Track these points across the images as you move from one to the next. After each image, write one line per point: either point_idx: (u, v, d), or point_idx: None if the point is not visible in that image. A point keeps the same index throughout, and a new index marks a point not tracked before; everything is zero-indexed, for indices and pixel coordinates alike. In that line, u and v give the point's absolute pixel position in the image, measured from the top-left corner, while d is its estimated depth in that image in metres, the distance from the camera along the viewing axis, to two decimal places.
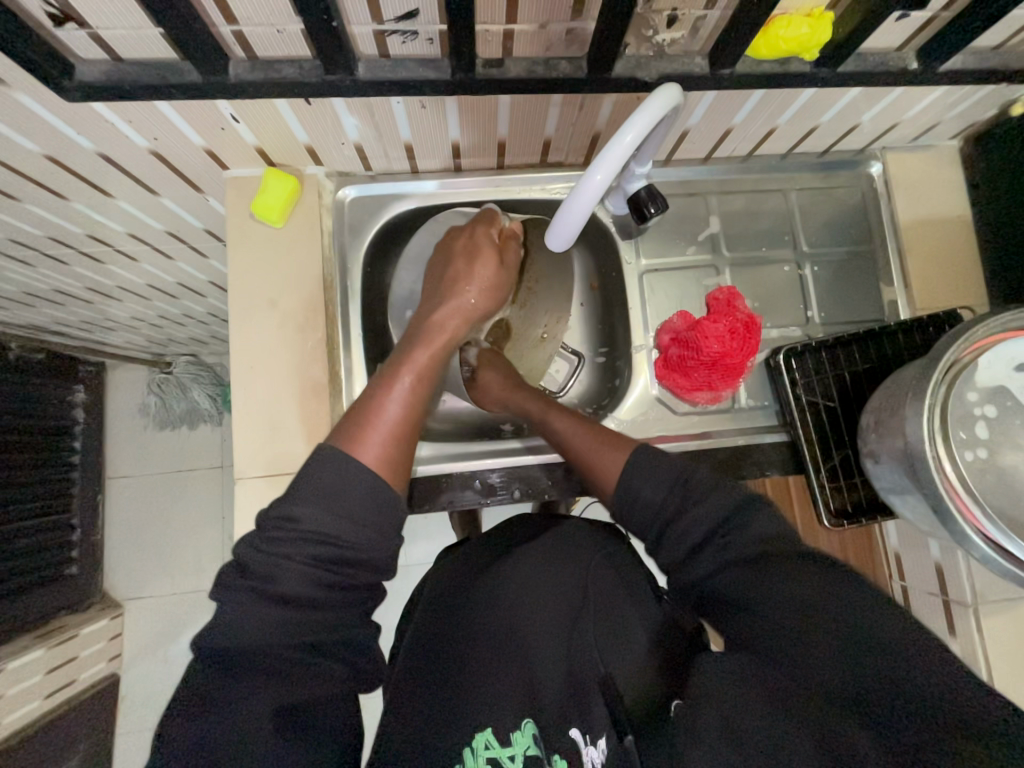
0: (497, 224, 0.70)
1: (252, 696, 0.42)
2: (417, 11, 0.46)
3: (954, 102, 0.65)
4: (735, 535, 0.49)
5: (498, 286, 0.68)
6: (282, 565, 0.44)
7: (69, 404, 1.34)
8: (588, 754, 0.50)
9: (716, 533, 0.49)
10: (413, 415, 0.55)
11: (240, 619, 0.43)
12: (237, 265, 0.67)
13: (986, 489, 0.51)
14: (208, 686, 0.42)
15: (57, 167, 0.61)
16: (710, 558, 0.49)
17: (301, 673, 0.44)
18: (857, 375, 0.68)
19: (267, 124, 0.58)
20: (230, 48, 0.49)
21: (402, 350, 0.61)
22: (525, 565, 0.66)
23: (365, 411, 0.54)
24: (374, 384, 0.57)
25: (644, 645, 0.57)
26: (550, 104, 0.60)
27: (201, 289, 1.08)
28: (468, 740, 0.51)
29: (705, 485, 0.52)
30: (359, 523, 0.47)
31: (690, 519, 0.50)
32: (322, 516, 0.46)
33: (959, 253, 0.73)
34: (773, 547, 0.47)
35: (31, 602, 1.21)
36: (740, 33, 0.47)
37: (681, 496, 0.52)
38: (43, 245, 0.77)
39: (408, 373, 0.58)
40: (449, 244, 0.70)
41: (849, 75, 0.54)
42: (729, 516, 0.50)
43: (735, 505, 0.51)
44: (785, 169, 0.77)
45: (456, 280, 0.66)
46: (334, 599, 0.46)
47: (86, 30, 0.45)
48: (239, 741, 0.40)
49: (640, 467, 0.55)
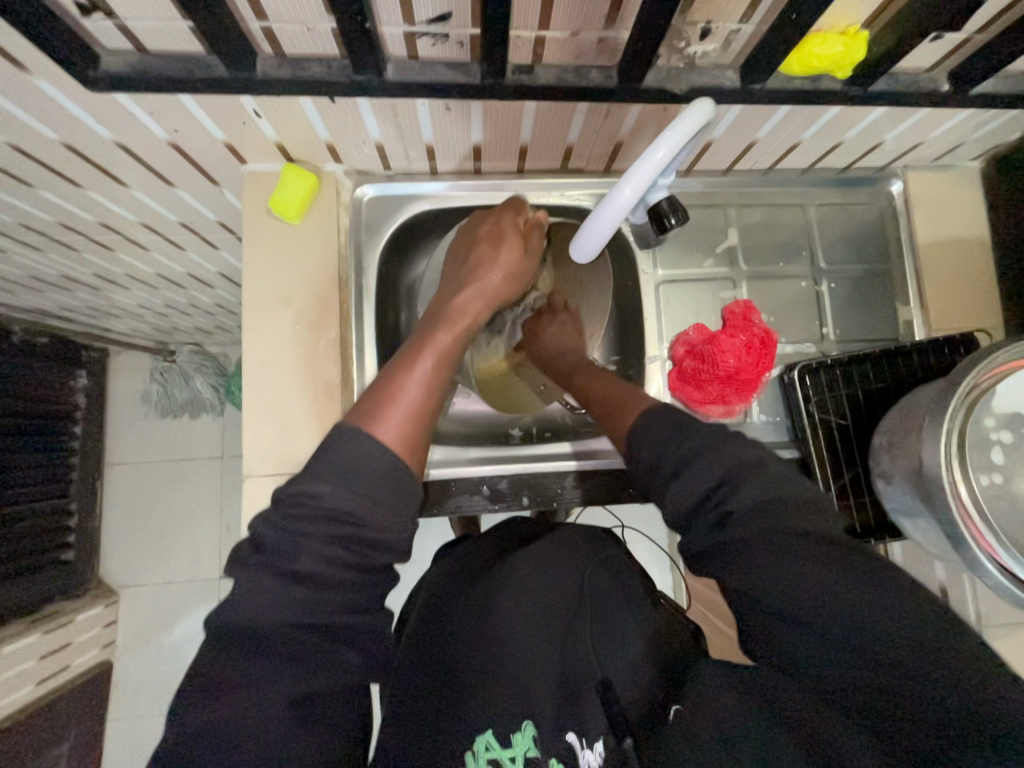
0: (524, 212, 0.67)
1: (270, 679, 0.41)
2: (450, 14, 0.45)
3: (979, 124, 0.65)
4: (734, 497, 0.45)
5: (521, 271, 0.66)
6: (301, 543, 0.44)
7: (71, 389, 1.33)
8: (585, 757, 0.48)
9: (711, 498, 0.46)
10: (432, 397, 0.55)
11: (259, 598, 0.43)
12: (253, 260, 0.66)
13: (1001, 516, 0.51)
14: (226, 670, 0.41)
15: (74, 155, 0.60)
16: (706, 533, 0.45)
17: (318, 662, 0.43)
18: (871, 394, 0.68)
19: (289, 121, 0.58)
20: (258, 44, 0.48)
21: (423, 331, 0.60)
22: (525, 568, 0.65)
23: (386, 390, 0.53)
24: (395, 365, 0.56)
25: (641, 650, 0.56)
26: (576, 111, 0.59)
27: (209, 280, 1.07)
28: (470, 743, 0.50)
29: (699, 445, 0.48)
30: (379, 503, 0.47)
31: (685, 484, 0.47)
32: (341, 492, 0.46)
33: (977, 275, 0.73)
34: (774, 510, 0.44)
35: (27, 587, 1.20)
36: (774, 49, 0.47)
37: (669, 463, 0.49)
38: (53, 231, 0.77)
39: (430, 355, 0.57)
40: (474, 225, 0.67)
41: (879, 94, 0.53)
42: (726, 477, 0.46)
43: (730, 467, 0.46)
44: (804, 183, 0.77)
45: (478, 262, 0.64)
46: (348, 581, 0.45)
47: (113, 20, 0.45)
48: (255, 723, 0.40)
49: (645, 424, 0.52)
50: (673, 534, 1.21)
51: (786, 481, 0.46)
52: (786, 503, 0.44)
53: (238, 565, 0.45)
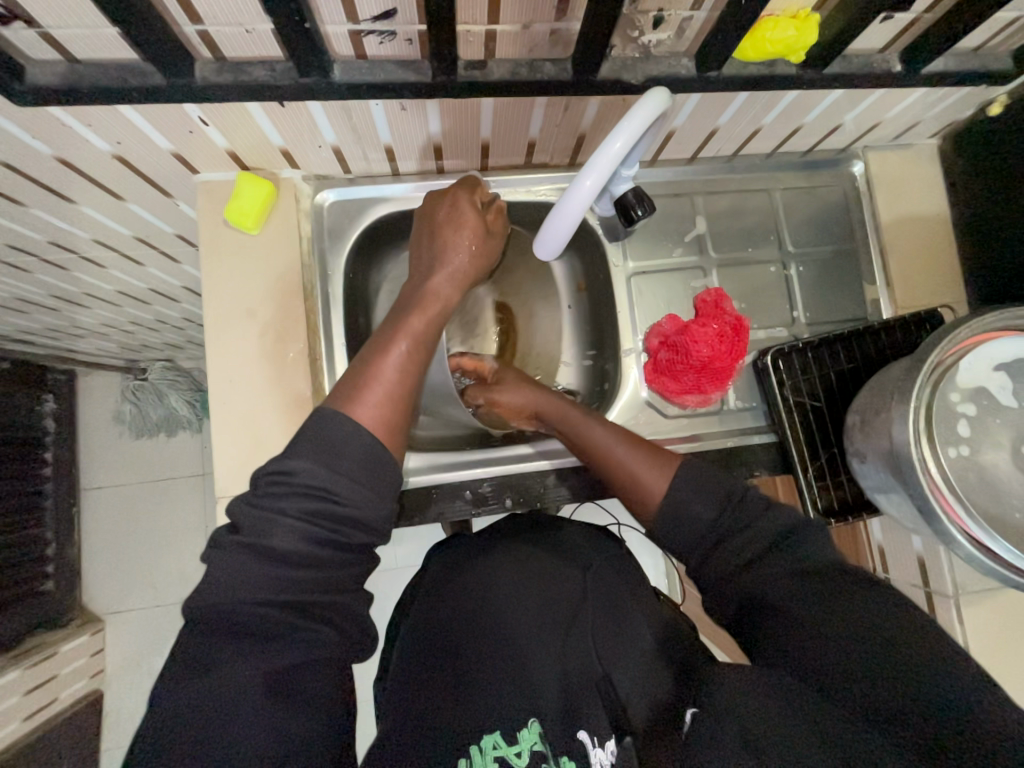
0: (481, 190, 0.64)
1: (244, 659, 0.40)
2: (395, 11, 0.44)
3: (933, 103, 0.66)
4: (794, 547, 0.51)
5: (485, 250, 0.64)
6: (274, 519, 0.43)
7: (38, 415, 1.28)
8: (597, 756, 0.47)
9: (772, 549, 0.51)
10: (410, 380, 0.54)
11: (229, 577, 0.42)
12: (212, 274, 0.64)
13: (969, 488, 0.52)
14: (202, 650, 0.41)
15: (13, 172, 0.57)
16: (759, 568, 0.50)
17: (290, 636, 0.43)
18: (843, 374, 0.69)
19: (239, 128, 0.56)
20: (196, 49, 0.46)
21: (392, 320, 0.59)
22: (522, 570, 0.64)
23: (361, 373, 0.52)
24: (367, 352, 0.54)
25: (650, 649, 0.56)
26: (534, 105, 0.58)
27: (174, 294, 1.03)
28: (476, 740, 0.48)
29: (756, 509, 0.54)
30: (355, 481, 0.46)
31: (739, 544, 0.52)
32: (317, 469, 0.45)
33: (938, 251, 0.74)
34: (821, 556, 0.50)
35: (5, 621, 1.16)
36: (726, 35, 0.46)
37: (718, 529, 0.54)
38: (2, 253, 0.73)
39: (404, 339, 0.55)
40: (429, 208, 0.64)
41: (834, 77, 0.54)
42: (789, 533, 0.52)
43: (795, 522, 0.52)
44: (769, 168, 0.77)
45: (443, 247, 0.62)
46: (325, 557, 0.44)
47: (36, 29, 0.42)
48: (229, 707, 0.38)
49: (689, 485, 0.57)
50: None
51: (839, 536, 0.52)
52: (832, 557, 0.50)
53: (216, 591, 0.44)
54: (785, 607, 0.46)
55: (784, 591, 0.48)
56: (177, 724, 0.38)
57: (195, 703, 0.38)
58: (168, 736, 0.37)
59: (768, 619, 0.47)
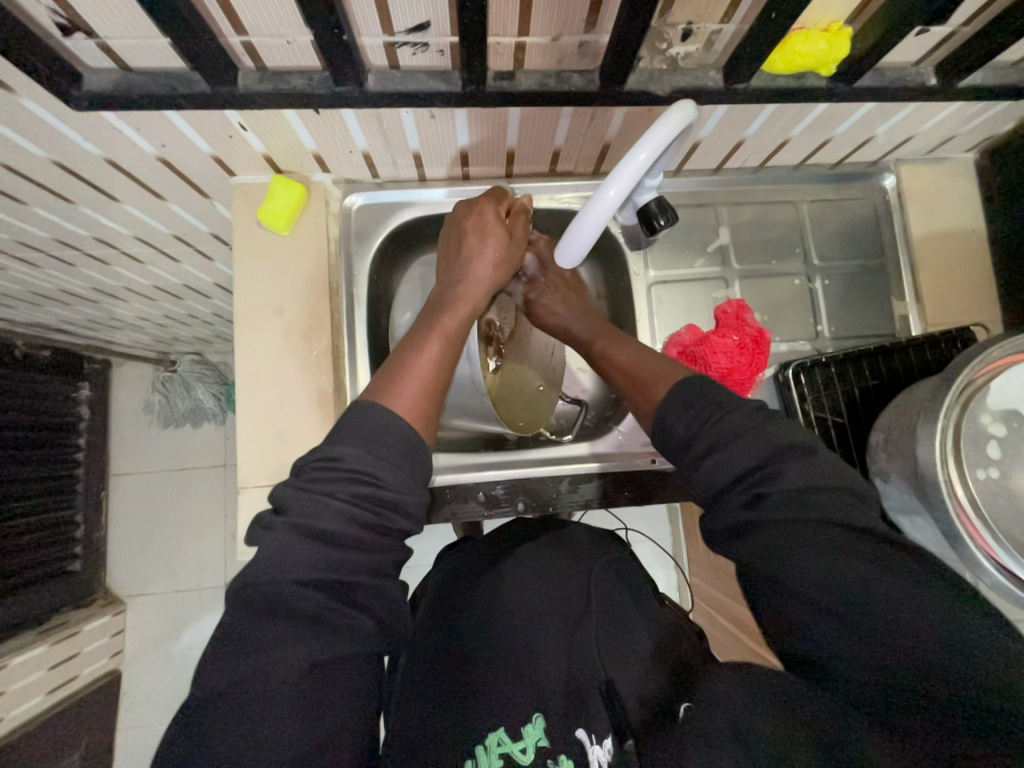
0: (507, 200, 0.66)
1: (292, 639, 0.41)
2: (429, 23, 0.45)
3: (971, 116, 0.64)
4: (771, 480, 0.46)
5: (512, 258, 0.65)
6: (324, 501, 0.45)
7: (75, 401, 1.34)
8: (594, 754, 0.46)
9: (747, 479, 0.47)
10: (443, 374, 0.57)
11: (283, 556, 0.43)
12: (245, 273, 0.66)
13: (999, 515, 0.50)
14: (247, 628, 0.41)
15: (65, 171, 0.60)
16: (736, 510, 0.47)
17: (334, 621, 0.43)
18: (867, 391, 0.67)
19: (276, 133, 0.58)
20: (239, 59, 0.48)
21: (425, 319, 0.62)
22: (529, 572, 0.64)
23: (398, 368, 0.55)
24: (402, 349, 0.58)
25: (648, 647, 0.56)
26: (561, 115, 0.59)
27: (206, 290, 1.07)
28: (482, 738, 0.48)
29: (737, 427, 0.49)
30: (396, 466, 0.48)
31: (721, 461, 0.48)
32: (362, 454, 0.47)
33: (972, 268, 0.72)
34: (813, 495, 0.44)
35: (35, 598, 1.21)
36: (757, 49, 0.46)
37: (706, 439, 0.50)
38: (50, 247, 0.78)
39: (437, 336, 0.58)
40: (457, 216, 0.65)
41: (866, 90, 0.53)
42: (765, 461, 0.47)
43: (771, 450, 0.47)
44: (796, 179, 0.76)
45: (470, 254, 0.63)
46: (371, 542, 0.45)
47: (94, 40, 0.45)
48: (261, 694, 0.39)
49: (683, 402, 0.54)
50: (675, 533, 1.20)
51: (833, 469, 0.46)
52: (825, 491, 0.45)
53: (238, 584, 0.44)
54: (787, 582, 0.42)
55: (774, 553, 0.43)
56: (223, 696, 0.39)
57: (240, 676, 0.40)
58: (213, 710, 0.39)
59: (773, 600, 0.43)
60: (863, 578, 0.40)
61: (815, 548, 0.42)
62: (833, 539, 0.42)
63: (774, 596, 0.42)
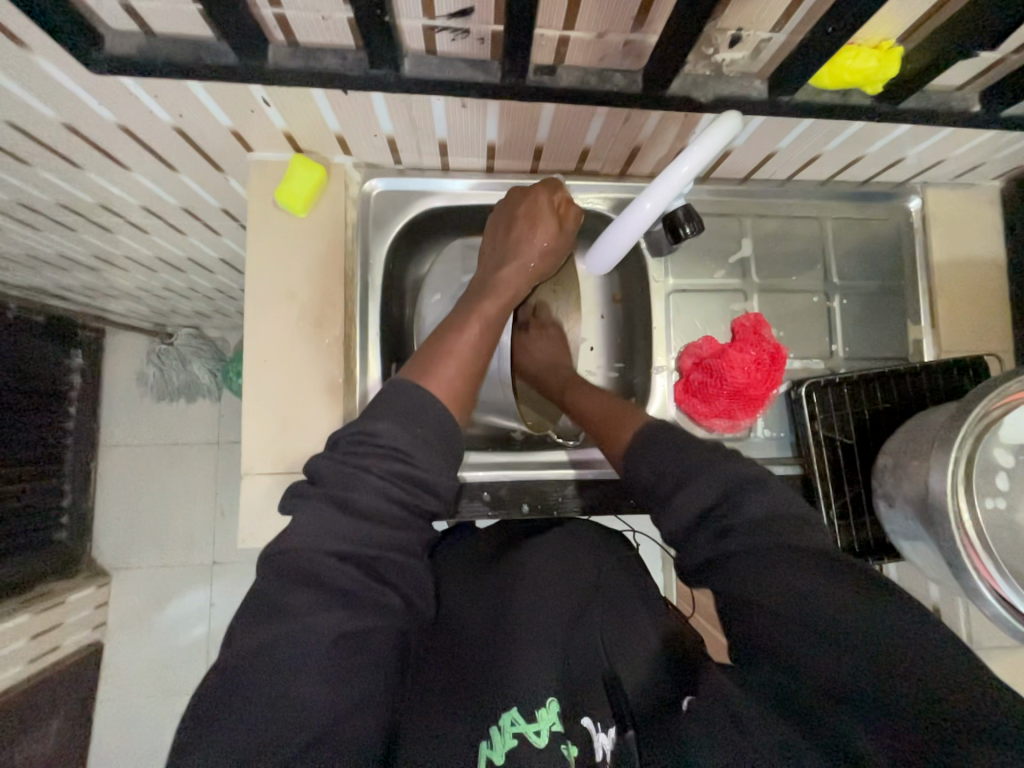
0: (561, 191, 0.64)
1: (321, 610, 0.42)
2: (473, 10, 0.44)
3: (1004, 144, 0.64)
4: (732, 515, 0.49)
5: (557, 251, 0.65)
6: (358, 475, 0.46)
7: (67, 369, 1.31)
8: (599, 741, 0.48)
9: (712, 515, 0.49)
10: (479, 359, 0.57)
11: (316, 526, 0.44)
12: (257, 254, 0.64)
13: (1003, 547, 0.51)
14: (278, 598, 0.42)
15: (75, 136, 0.58)
16: (704, 547, 0.49)
17: (362, 593, 0.44)
18: (877, 414, 0.67)
19: (299, 111, 0.56)
20: (271, 32, 0.46)
21: (467, 302, 0.62)
22: (538, 560, 0.64)
23: (439, 348, 0.56)
24: (443, 331, 0.58)
25: (653, 646, 0.56)
26: (595, 114, 0.58)
27: (209, 265, 1.05)
28: (496, 719, 0.48)
29: (703, 461, 0.52)
30: (431, 449, 0.49)
31: (686, 497, 0.50)
32: (398, 432, 0.48)
33: (989, 296, 0.72)
34: (773, 526, 0.47)
35: (19, 566, 1.19)
36: (807, 63, 0.45)
37: (673, 474, 0.52)
38: (51, 211, 0.75)
39: (477, 321, 0.59)
40: (510, 201, 0.65)
41: (908, 111, 0.52)
42: (727, 495, 0.50)
43: (731, 485, 0.50)
44: (821, 195, 0.75)
45: (518, 242, 0.63)
46: (400, 518, 0.46)
47: (119, 0, 0.43)
48: (290, 660, 0.40)
49: (647, 441, 0.56)
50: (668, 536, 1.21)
51: (784, 501, 0.50)
52: (784, 520, 0.48)
53: (270, 556, 0.44)
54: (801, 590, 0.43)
55: (762, 577, 0.45)
56: (251, 664, 0.40)
57: (266, 646, 0.41)
58: (240, 678, 0.40)
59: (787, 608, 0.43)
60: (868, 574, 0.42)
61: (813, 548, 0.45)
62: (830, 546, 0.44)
63: (786, 609, 0.43)
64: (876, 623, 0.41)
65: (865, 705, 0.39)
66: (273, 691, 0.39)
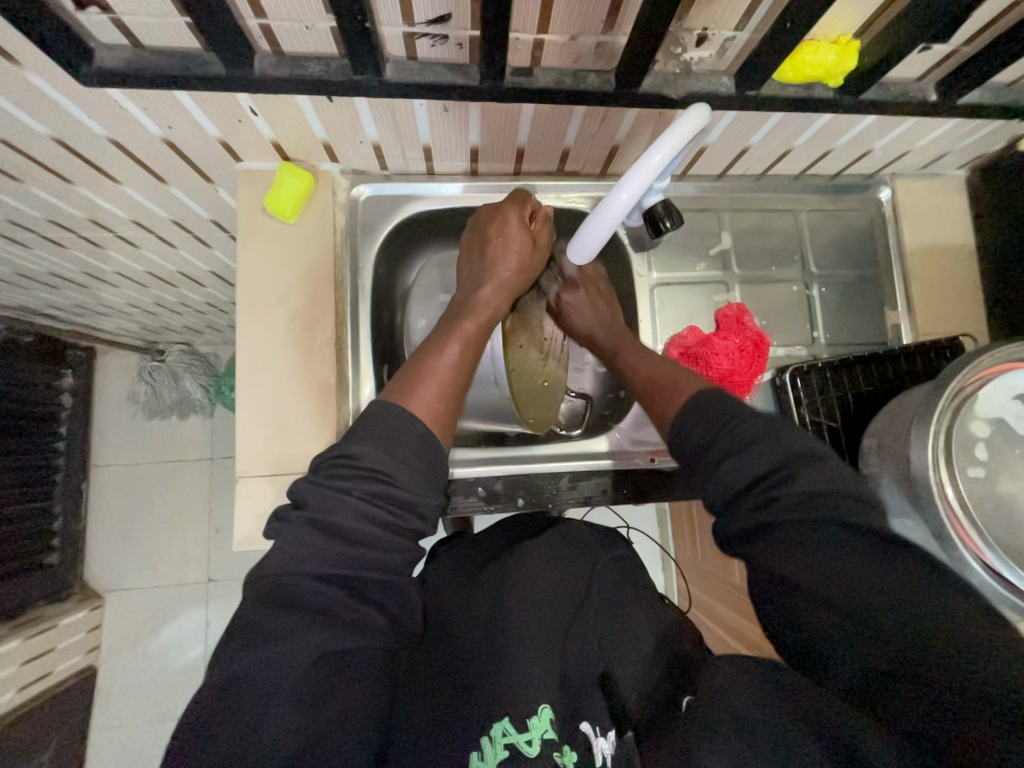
0: (529, 205, 0.66)
1: (303, 630, 0.43)
2: (449, 16, 0.46)
3: (964, 133, 0.67)
4: (784, 485, 0.46)
5: (531, 266, 0.66)
6: (341, 497, 0.47)
7: (57, 389, 1.30)
8: (599, 744, 0.48)
9: (765, 481, 0.47)
10: (460, 377, 0.58)
11: (298, 546, 0.45)
12: (248, 260, 0.66)
13: (986, 517, 0.52)
14: (263, 617, 0.42)
15: (65, 150, 0.59)
16: (750, 513, 0.47)
17: (343, 612, 0.45)
18: (860, 396, 0.69)
19: (286, 119, 0.57)
20: (257, 41, 0.48)
21: (446, 323, 0.63)
22: (530, 564, 0.65)
23: (418, 368, 0.57)
24: (423, 352, 0.59)
25: (648, 648, 0.59)
26: (573, 114, 0.60)
27: (200, 279, 1.06)
28: (485, 731, 0.48)
29: (759, 431, 0.50)
30: (412, 468, 0.49)
31: (737, 463, 0.48)
32: (379, 454, 0.49)
33: (961, 280, 0.75)
34: (820, 499, 0.45)
35: (10, 591, 1.17)
36: (769, 57, 0.48)
37: (725, 440, 0.50)
38: (41, 228, 0.75)
39: (455, 341, 0.60)
40: (482, 219, 0.66)
41: (869, 102, 0.55)
42: (780, 466, 0.47)
43: (787, 457, 0.48)
44: (796, 189, 0.78)
45: (493, 261, 0.64)
46: (384, 536, 0.47)
47: (108, 14, 0.44)
48: (268, 682, 0.41)
49: (697, 406, 0.54)
50: (665, 531, 1.23)
51: (844, 476, 0.47)
52: (837, 493, 0.45)
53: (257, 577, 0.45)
54: (803, 584, 0.42)
55: (804, 560, 0.43)
56: (233, 683, 0.40)
57: (250, 666, 0.41)
58: (228, 685, 0.40)
59: (788, 604, 0.43)
60: (892, 579, 0.41)
61: (837, 548, 0.43)
62: (861, 542, 0.43)
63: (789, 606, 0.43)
64: (897, 611, 0.39)
65: (865, 702, 0.39)
66: (256, 705, 0.40)
